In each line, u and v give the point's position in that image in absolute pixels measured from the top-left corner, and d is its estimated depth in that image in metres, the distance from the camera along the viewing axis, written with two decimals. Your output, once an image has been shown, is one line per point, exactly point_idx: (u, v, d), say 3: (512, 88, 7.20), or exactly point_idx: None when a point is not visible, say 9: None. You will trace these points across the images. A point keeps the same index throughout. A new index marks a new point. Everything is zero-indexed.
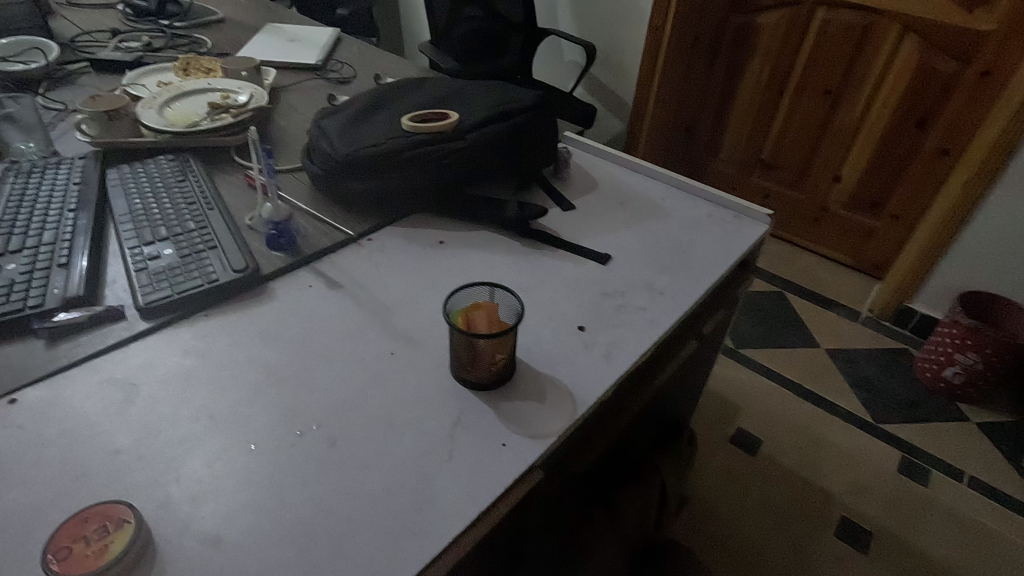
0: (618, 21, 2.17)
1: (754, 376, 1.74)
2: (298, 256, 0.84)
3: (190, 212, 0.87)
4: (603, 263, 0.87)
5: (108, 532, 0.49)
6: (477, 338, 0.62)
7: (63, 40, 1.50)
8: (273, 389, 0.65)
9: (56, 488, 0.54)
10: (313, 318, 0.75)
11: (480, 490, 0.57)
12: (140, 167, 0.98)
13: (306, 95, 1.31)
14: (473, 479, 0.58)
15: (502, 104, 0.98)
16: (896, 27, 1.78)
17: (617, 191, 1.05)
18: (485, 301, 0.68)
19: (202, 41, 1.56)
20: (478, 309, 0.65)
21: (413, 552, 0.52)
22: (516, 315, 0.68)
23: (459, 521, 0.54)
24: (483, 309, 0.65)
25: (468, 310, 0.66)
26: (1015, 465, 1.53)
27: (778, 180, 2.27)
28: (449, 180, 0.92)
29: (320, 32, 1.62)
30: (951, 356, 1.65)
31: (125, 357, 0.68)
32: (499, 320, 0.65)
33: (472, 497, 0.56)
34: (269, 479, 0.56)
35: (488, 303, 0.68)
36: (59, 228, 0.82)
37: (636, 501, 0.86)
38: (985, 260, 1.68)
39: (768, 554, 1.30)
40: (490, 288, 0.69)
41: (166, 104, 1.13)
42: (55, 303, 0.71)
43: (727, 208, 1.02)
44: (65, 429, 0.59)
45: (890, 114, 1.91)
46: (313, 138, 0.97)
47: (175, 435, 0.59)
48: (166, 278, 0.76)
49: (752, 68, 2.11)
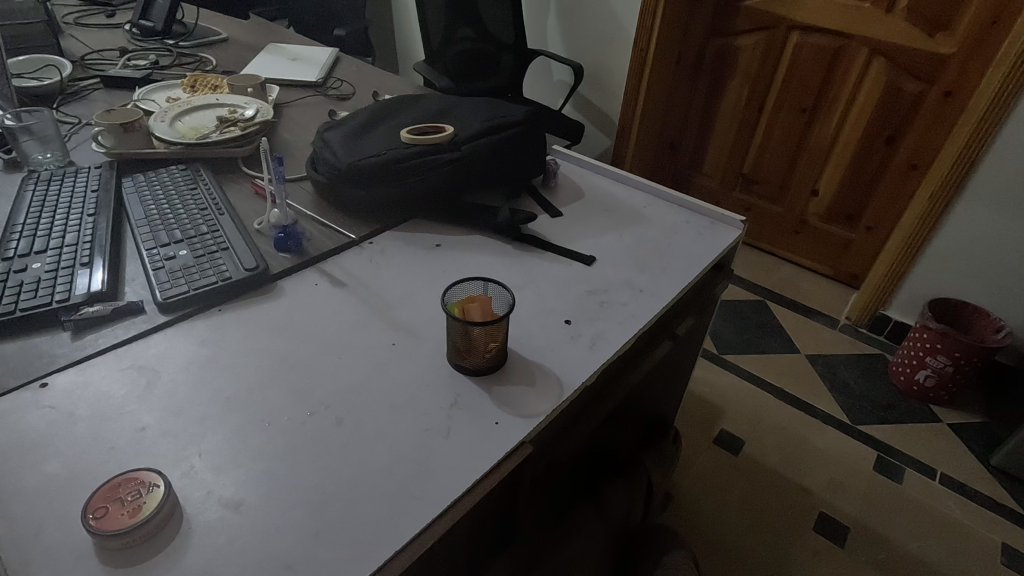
0: (604, 42, 2.28)
1: (736, 380, 1.81)
2: (304, 257, 0.90)
3: (202, 217, 0.94)
4: (588, 264, 0.94)
5: (141, 494, 0.55)
6: (473, 326, 0.68)
7: (73, 58, 1.57)
8: (285, 375, 0.71)
9: (89, 460, 0.60)
10: (320, 312, 0.81)
11: (476, 460, 0.63)
12: (153, 176, 1.04)
13: (308, 110, 1.39)
14: (469, 451, 0.64)
15: (494, 119, 1.05)
16: (865, 50, 1.89)
17: (602, 199, 1.12)
18: (479, 295, 0.74)
19: (207, 59, 1.64)
20: (474, 301, 0.72)
21: (417, 513, 0.58)
22: (506, 306, 0.74)
23: (458, 486, 0.60)
24: (478, 301, 0.72)
25: (464, 301, 0.72)
26: (986, 463, 1.60)
27: (759, 194, 2.37)
28: (445, 187, 0.99)
29: (320, 52, 1.71)
30: (923, 360, 1.73)
31: (146, 347, 0.73)
32: (492, 311, 0.71)
33: (470, 465, 0.62)
34: (283, 452, 0.62)
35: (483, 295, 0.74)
36: (81, 231, 0.88)
37: (623, 494, 0.91)
38: (952, 268, 1.77)
39: (750, 547, 1.36)
40: (484, 283, 0.76)
41: (177, 118, 1.19)
42: (80, 298, 0.76)
43: (703, 215, 1.09)
44: (94, 409, 0.65)
45: (862, 131, 2.01)
46: (318, 149, 1.04)
47: (196, 414, 0.65)
48: (183, 276, 0.82)
49: (733, 87, 2.22)
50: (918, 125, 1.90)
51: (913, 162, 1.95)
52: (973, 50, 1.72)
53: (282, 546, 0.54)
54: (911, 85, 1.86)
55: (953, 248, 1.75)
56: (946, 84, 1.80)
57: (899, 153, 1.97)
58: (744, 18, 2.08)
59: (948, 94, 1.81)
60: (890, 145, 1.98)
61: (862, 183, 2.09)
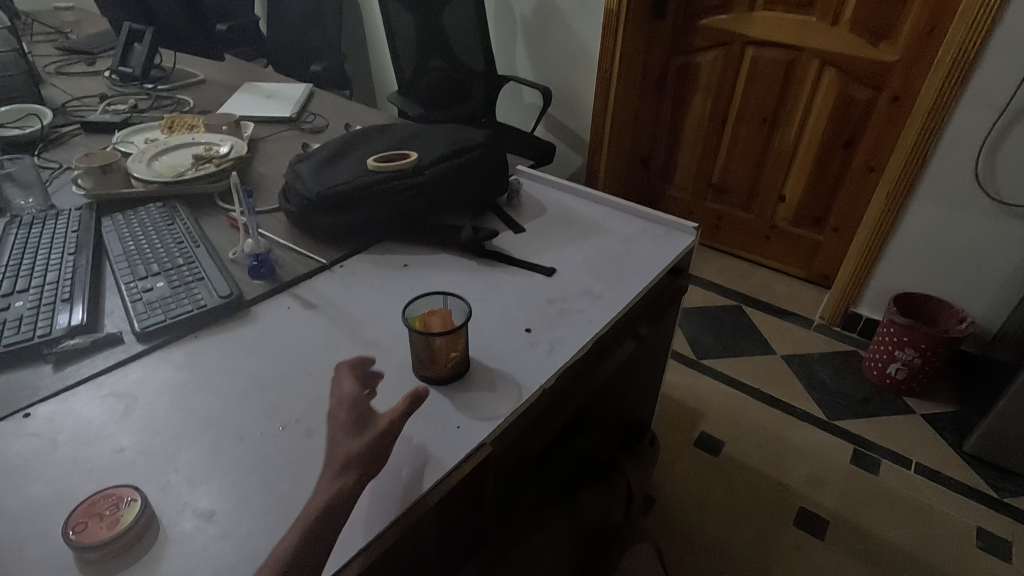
0: (570, 64, 2.37)
1: (714, 383, 1.85)
2: (277, 283, 0.95)
3: (179, 249, 0.98)
4: (548, 275, 0.99)
5: (119, 508, 0.58)
6: (433, 337, 0.73)
7: (55, 107, 1.63)
8: (256, 394, 0.75)
9: (70, 482, 0.63)
10: (291, 334, 0.85)
11: (438, 462, 0.67)
12: (131, 215, 1.08)
13: (282, 144, 1.44)
14: (433, 455, 0.68)
15: (456, 143, 1.11)
16: (816, 61, 1.99)
17: (563, 214, 1.18)
18: (438, 308, 0.80)
19: (184, 100, 1.70)
20: (433, 314, 0.77)
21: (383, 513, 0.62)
22: (465, 316, 0.79)
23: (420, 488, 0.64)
24: (437, 314, 0.77)
25: (424, 315, 0.78)
26: (959, 450, 1.64)
27: (730, 203, 2.44)
28: (411, 210, 1.04)
29: (294, 88, 1.77)
30: (893, 353, 1.78)
31: (124, 374, 0.77)
32: (451, 321, 0.76)
33: (432, 468, 0.67)
34: (256, 464, 0.66)
35: (443, 309, 0.80)
36: (61, 269, 0.92)
37: (599, 498, 0.96)
38: (913, 263, 1.84)
39: (733, 544, 1.39)
40: (443, 297, 0.81)
41: (154, 158, 1.24)
42: (61, 332, 0.80)
43: (659, 223, 1.15)
44: (74, 434, 0.68)
45: (820, 136, 2.09)
46: (289, 181, 1.09)
47: (173, 434, 0.69)
48: (160, 306, 0.86)
49: (696, 102, 2.30)
50: (871, 129, 1.98)
51: (870, 164, 2.03)
52: (915, 56, 1.81)
53: (254, 549, 0.58)
54: (862, 92, 1.95)
55: (913, 243, 1.81)
56: (893, 89, 1.89)
57: (857, 156, 2.05)
58: (701, 36, 2.18)
59: (896, 99, 1.90)
60: (847, 149, 2.06)
61: (825, 187, 2.17)
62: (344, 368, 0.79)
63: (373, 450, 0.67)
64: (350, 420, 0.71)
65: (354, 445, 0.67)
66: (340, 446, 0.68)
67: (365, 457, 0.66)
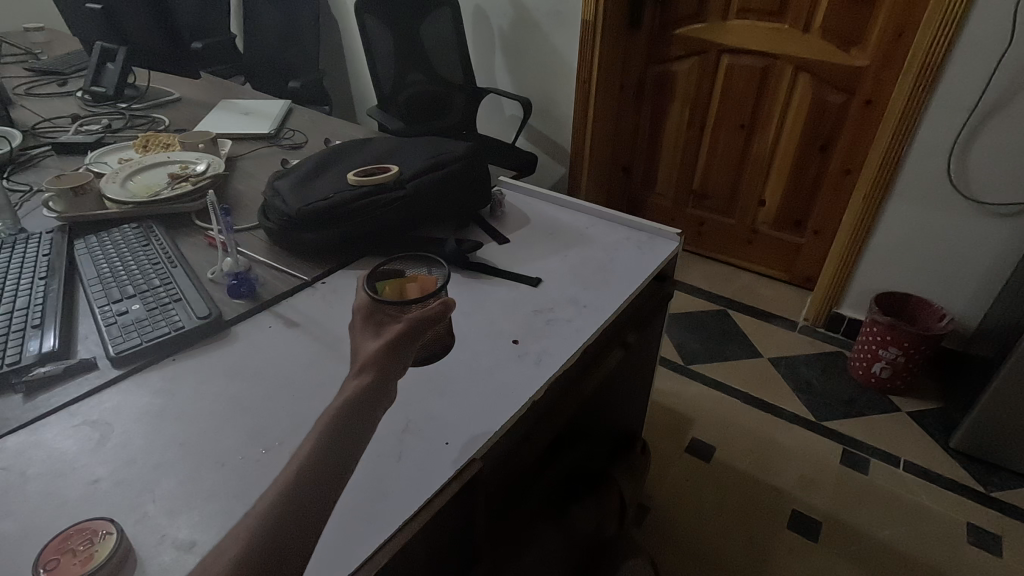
0: (548, 75, 2.38)
1: (702, 388, 1.85)
2: (258, 301, 0.93)
3: (155, 270, 0.95)
4: (534, 285, 0.99)
5: (93, 543, 0.56)
6: (411, 304, 0.68)
7: (24, 128, 1.59)
8: (237, 418, 0.72)
9: (41, 517, 0.60)
10: (272, 355, 0.83)
11: (355, 494, 0.65)
12: (105, 237, 1.05)
13: (260, 161, 1.42)
14: (363, 487, 0.66)
15: (437, 156, 1.11)
16: (790, 67, 2.03)
17: (547, 223, 1.18)
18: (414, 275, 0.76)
19: (160, 120, 1.67)
20: (412, 281, 0.72)
21: (358, 546, 0.60)
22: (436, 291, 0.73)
23: (347, 530, 0.61)
24: (417, 281, 0.73)
25: (400, 281, 0.73)
26: (945, 447, 1.66)
27: (711, 208, 2.46)
28: (394, 224, 1.03)
29: (272, 105, 1.75)
30: (877, 352, 1.80)
31: (99, 402, 0.74)
32: (431, 288, 0.73)
33: (349, 500, 0.64)
34: (237, 490, 0.64)
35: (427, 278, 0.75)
36: (32, 294, 0.89)
37: (591, 511, 1.00)
38: (892, 263, 1.87)
39: (729, 552, 1.37)
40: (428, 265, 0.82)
41: (129, 177, 1.22)
42: (32, 359, 0.77)
43: (642, 231, 1.15)
44: (46, 467, 0.66)
45: (798, 140, 2.12)
46: (268, 198, 1.07)
47: (150, 462, 0.67)
48: (136, 329, 0.83)
49: (674, 109, 2.33)
50: (846, 133, 2.02)
51: (847, 167, 2.07)
52: (884, 61, 1.86)
53: None
54: (835, 97, 1.99)
55: (893, 242, 1.84)
56: (865, 93, 1.93)
57: (833, 159, 2.09)
58: (676, 45, 2.21)
59: (868, 103, 1.94)
60: (824, 153, 2.10)
61: (803, 190, 2.20)
62: (357, 280, 0.72)
63: (390, 355, 0.61)
64: (367, 323, 0.65)
65: (372, 347, 0.61)
66: (360, 350, 0.62)
67: (380, 364, 0.60)
